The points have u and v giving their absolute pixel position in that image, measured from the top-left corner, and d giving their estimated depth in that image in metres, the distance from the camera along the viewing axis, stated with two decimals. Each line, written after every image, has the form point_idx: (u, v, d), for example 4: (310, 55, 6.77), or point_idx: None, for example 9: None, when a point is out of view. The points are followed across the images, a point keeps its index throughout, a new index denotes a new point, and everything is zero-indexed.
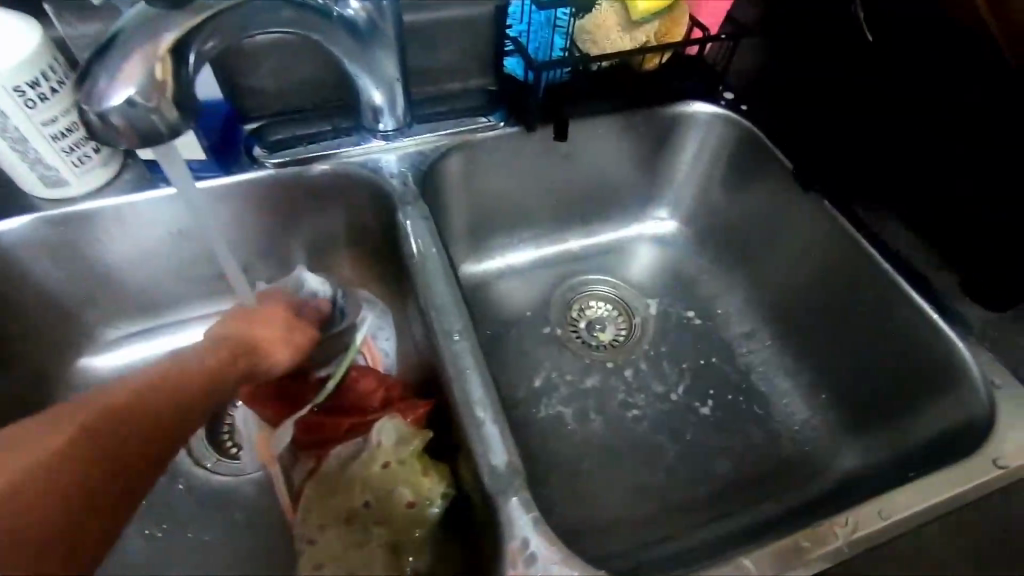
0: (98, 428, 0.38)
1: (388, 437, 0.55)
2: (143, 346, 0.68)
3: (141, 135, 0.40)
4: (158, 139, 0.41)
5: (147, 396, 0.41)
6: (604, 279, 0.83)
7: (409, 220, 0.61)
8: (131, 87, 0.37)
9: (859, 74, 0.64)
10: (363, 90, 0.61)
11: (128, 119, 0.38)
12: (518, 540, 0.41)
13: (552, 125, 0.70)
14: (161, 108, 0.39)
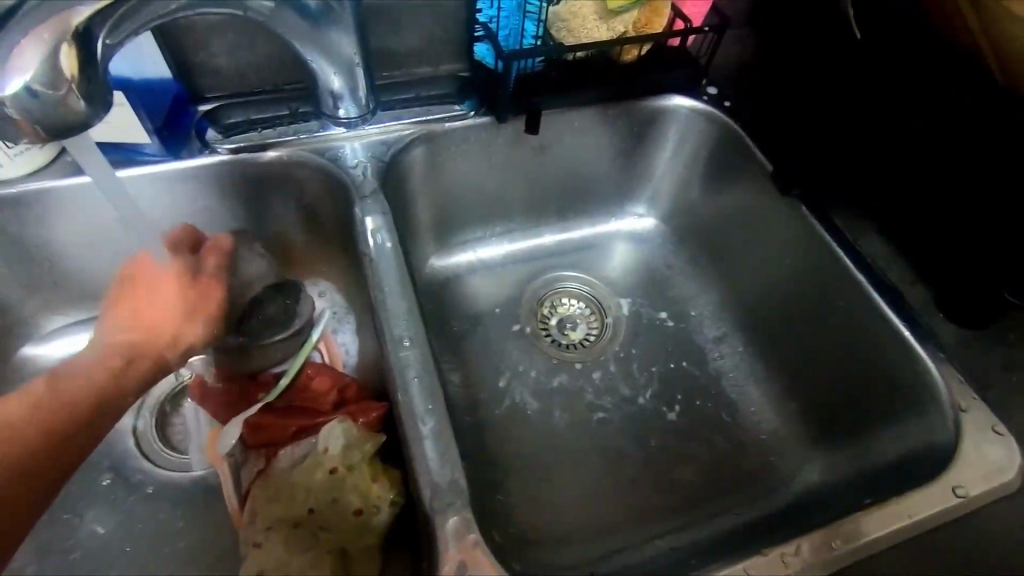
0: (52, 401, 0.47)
1: (336, 442, 0.53)
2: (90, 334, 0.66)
3: (41, 128, 0.38)
4: (63, 133, 0.39)
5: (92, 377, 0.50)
6: (578, 276, 0.80)
7: (368, 215, 0.58)
8: (25, 76, 0.36)
9: (859, 74, 0.59)
10: (321, 75, 0.58)
11: (26, 108, 0.37)
12: (452, 564, 0.40)
13: (524, 117, 0.67)
14: (66, 100, 0.37)
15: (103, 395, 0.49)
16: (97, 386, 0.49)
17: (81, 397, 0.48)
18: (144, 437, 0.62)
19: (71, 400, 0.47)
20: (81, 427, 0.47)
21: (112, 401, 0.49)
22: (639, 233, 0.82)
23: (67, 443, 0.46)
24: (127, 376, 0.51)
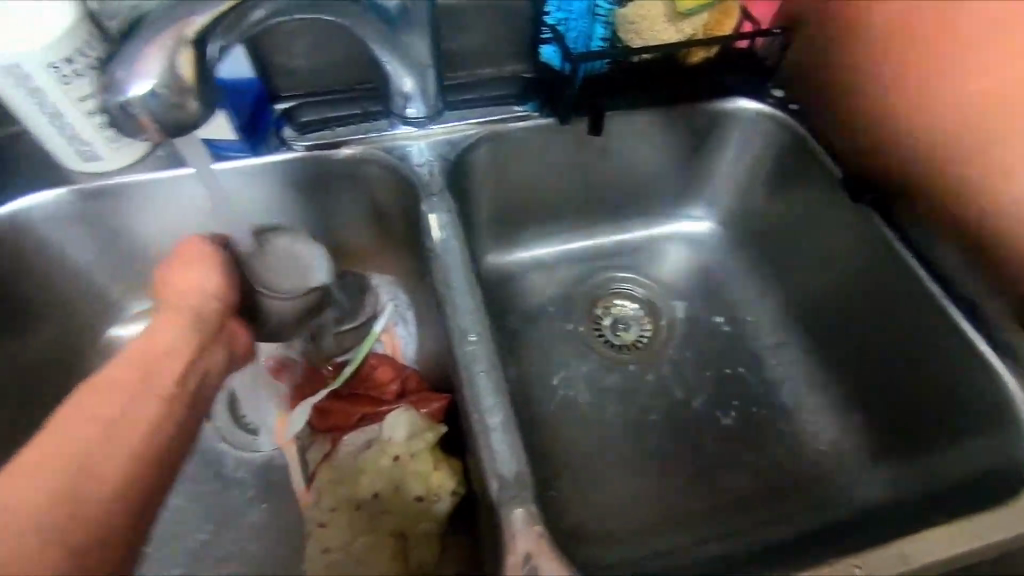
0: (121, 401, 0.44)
1: (400, 431, 0.55)
2: None
3: (160, 129, 0.41)
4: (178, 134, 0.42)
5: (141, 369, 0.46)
6: (633, 278, 0.80)
7: (433, 213, 0.60)
8: (153, 80, 0.39)
9: (862, 67, 0.65)
10: (393, 77, 0.59)
11: (151, 111, 0.40)
12: (518, 555, 0.41)
13: (587, 119, 0.67)
14: (184, 102, 0.40)
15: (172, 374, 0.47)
16: (141, 360, 0.47)
17: (128, 375, 0.45)
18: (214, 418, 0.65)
19: (121, 385, 0.44)
20: (153, 403, 0.45)
21: (160, 367, 0.47)
22: (695, 236, 0.81)
23: (142, 422, 0.44)
24: (171, 345, 0.49)
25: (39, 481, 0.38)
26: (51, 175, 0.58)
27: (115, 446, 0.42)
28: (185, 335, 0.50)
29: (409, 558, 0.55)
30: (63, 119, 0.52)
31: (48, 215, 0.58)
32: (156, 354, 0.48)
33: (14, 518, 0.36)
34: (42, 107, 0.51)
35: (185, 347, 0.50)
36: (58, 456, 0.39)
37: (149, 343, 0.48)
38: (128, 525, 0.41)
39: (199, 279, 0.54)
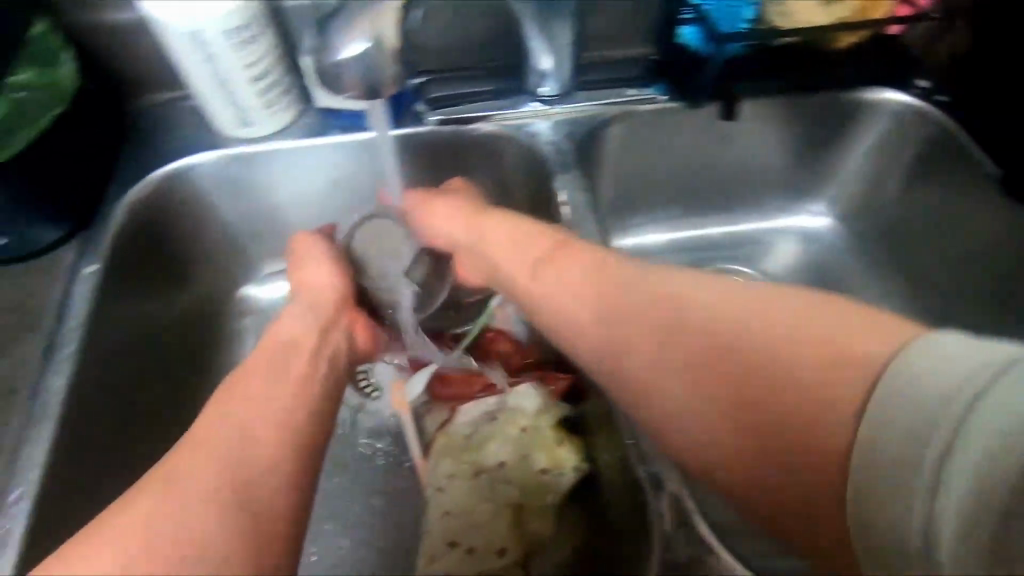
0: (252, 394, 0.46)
1: (527, 404, 0.58)
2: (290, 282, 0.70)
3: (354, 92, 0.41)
4: (376, 95, 0.45)
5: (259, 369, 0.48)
6: (744, 272, 0.78)
7: (566, 191, 0.61)
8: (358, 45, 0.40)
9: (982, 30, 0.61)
10: (533, 54, 0.61)
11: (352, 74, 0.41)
12: (670, 526, 0.42)
13: (720, 103, 0.66)
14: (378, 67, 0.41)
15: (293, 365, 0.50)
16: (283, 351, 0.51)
17: (264, 379, 0.47)
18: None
19: (262, 380, 0.47)
20: (282, 391, 0.47)
21: (287, 360, 0.50)
22: (812, 231, 0.78)
23: (274, 419, 0.45)
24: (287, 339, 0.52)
25: (192, 481, 0.40)
26: (204, 140, 0.61)
27: (256, 438, 0.43)
28: (311, 332, 0.54)
29: (527, 530, 0.55)
30: (230, 84, 0.55)
31: (203, 175, 0.61)
32: (286, 354, 0.51)
33: (177, 512, 0.38)
34: (215, 73, 0.54)
35: (314, 343, 0.53)
36: (205, 454, 0.41)
37: (284, 342, 0.51)
38: (287, 519, 0.41)
39: (312, 277, 0.57)
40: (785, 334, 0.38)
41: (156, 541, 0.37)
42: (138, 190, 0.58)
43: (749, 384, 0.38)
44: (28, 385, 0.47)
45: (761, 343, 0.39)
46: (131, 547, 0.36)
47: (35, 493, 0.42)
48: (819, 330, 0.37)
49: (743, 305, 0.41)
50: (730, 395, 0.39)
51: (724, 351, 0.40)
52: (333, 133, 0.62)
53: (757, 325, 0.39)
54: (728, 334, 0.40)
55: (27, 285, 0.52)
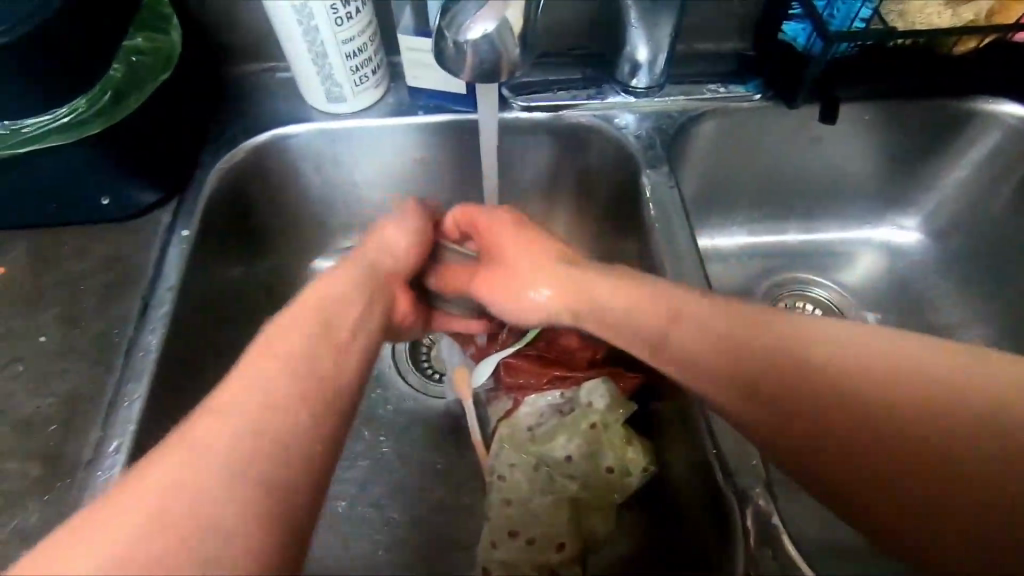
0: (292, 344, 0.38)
1: (598, 400, 0.57)
2: None
3: (477, 74, 0.38)
4: (489, 82, 0.38)
5: (298, 317, 0.41)
6: (822, 282, 0.74)
7: (651, 185, 0.59)
8: (491, 23, 0.36)
9: None
10: (631, 43, 0.59)
11: (477, 54, 0.37)
12: (753, 540, 0.43)
13: (819, 105, 0.64)
14: (508, 48, 0.37)
15: (332, 314, 0.42)
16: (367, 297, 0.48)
17: (298, 334, 0.39)
18: (398, 359, 0.68)
19: (291, 340, 0.39)
20: (321, 347, 0.39)
21: (331, 314, 0.42)
22: (898, 245, 0.74)
23: (300, 382, 0.36)
24: (338, 293, 0.45)
25: (204, 451, 0.31)
26: (295, 113, 0.62)
27: (288, 396, 0.35)
28: (350, 295, 0.46)
29: (589, 529, 0.54)
30: (325, 59, 0.55)
31: (291, 147, 0.62)
32: (318, 312, 0.42)
33: (161, 504, 0.29)
34: (312, 46, 0.54)
35: (360, 305, 0.46)
36: (225, 420, 0.33)
37: (336, 296, 0.45)
38: (293, 514, 0.32)
39: (392, 236, 0.54)
40: (904, 382, 0.36)
41: (151, 517, 0.28)
42: (230, 158, 0.59)
43: (883, 433, 0.35)
44: (126, 341, 0.49)
45: (876, 400, 0.36)
46: (137, 508, 0.29)
47: (131, 446, 0.44)
48: (918, 363, 0.36)
49: (834, 347, 0.38)
50: (873, 438, 0.36)
51: (835, 408, 0.37)
52: (418, 114, 0.62)
53: (859, 369, 0.37)
54: (837, 385, 0.37)
55: (125, 244, 0.54)
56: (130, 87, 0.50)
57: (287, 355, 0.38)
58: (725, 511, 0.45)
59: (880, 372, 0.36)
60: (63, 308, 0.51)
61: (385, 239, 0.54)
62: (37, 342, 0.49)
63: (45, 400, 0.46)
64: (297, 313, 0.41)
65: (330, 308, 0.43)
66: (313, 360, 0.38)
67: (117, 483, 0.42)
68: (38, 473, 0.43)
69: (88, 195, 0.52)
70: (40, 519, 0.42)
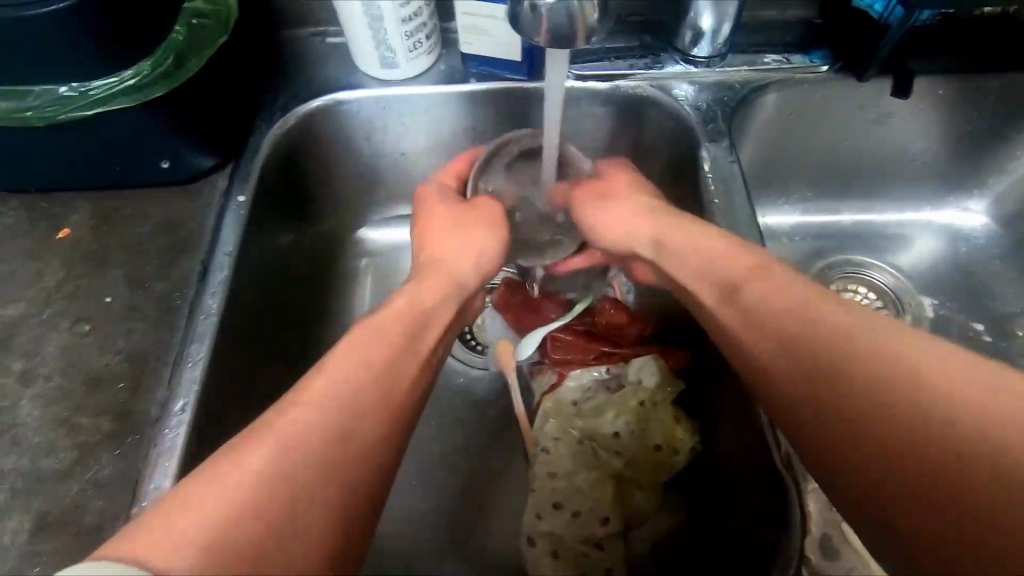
0: (379, 348, 0.40)
1: (648, 377, 0.56)
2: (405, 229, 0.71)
3: (554, 38, 0.36)
4: (561, 48, 0.37)
5: (386, 321, 0.42)
6: (878, 266, 0.72)
7: (710, 159, 0.57)
8: None
9: None
10: (695, 10, 0.57)
11: (554, 16, 0.35)
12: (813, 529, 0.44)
13: (891, 78, 0.60)
14: (587, 10, 0.35)
15: (413, 320, 0.44)
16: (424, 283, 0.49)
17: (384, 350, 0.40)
18: None
19: (378, 346, 0.40)
20: (411, 358, 0.41)
21: (424, 323, 0.45)
22: (961, 228, 0.71)
23: (378, 399, 0.37)
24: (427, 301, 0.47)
25: (290, 438, 0.32)
26: (347, 79, 0.61)
27: (381, 399, 0.37)
28: (426, 309, 0.47)
29: (631, 505, 0.54)
30: (381, 24, 0.54)
31: (343, 114, 0.61)
32: (408, 329, 0.43)
33: (237, 500, 0.29)
34: (368, 10, 0.53)
35: (436, 318, 0.47)
36: (314, 406, 0.34)
37: (426, 316, 0.46)
38: (354, 526, 0.33)
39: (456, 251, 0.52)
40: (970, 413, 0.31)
41: (226, 506, 0.29)
42: (283, 124, 0.59)
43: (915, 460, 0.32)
44: (188, 303, 0.50)
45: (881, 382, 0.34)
46: (232, 492, 0.29)
47: (195, 405, 0.45)
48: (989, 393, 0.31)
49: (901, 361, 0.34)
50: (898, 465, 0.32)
51: (860, 409, 0.35)
52: (471, 81, 0.61)
53: (913, 388, 0.33)
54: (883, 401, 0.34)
55: (184, 208, 0.55)
56: (191, 49, 0.49)
57: (367, 365, 0.38)
58: (785, 511, 0.43)
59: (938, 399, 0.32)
60: (127, 269, 0.52)
61: (452, 245, 0.53)
62: (102, 302, 0.51)
63: (113, 358, 0.48)
64: (385, 319, 0.43)
65: (420, 330, 0.44)
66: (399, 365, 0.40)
67: (183, 440, 0.43)
68: (109, 428, 0.45)
69: (149, 158, 0.52)
70: (113, 471, 0.43)
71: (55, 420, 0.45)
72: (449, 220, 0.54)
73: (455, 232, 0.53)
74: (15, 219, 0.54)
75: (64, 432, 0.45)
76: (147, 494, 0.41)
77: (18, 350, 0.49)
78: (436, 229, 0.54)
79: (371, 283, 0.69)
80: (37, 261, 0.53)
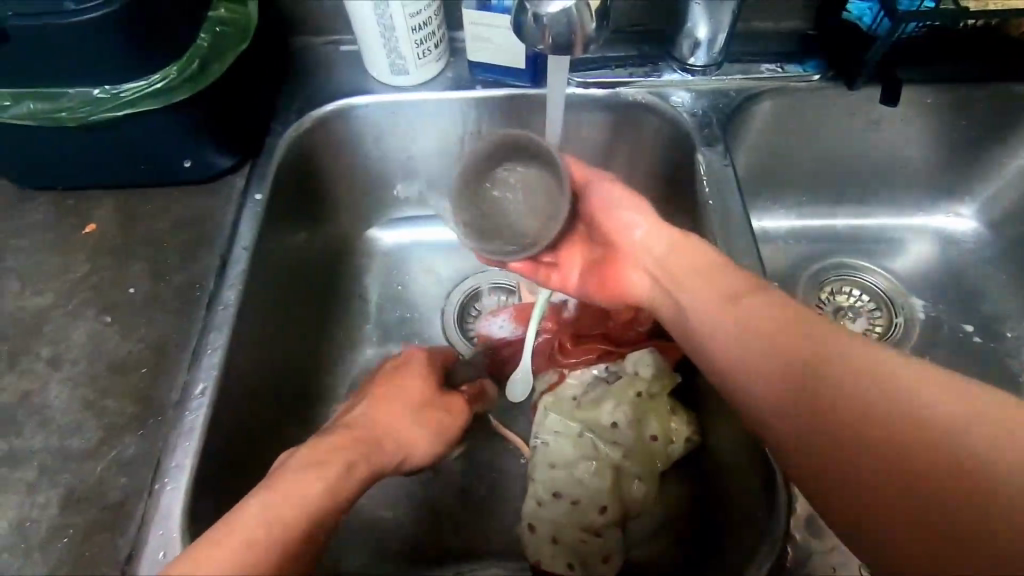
0: (352, 450, 0.43)
1: (644, 369, 0.59)
2: (412, 231, 0.74)
3: (554, 47, 0.38)
4: (562, 55, 0.39)
5: (359, 433, 0.45)
6: (871, 269, 0.74)
7: (705, 163, 0.59)
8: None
9: None
10: (692, 21, 0.60)
11: (554, 28, 0.38)
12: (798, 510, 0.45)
13: (881, 88, 0.63)
14: (585, 24, 0.38)
15: (395, 442, 0.48)
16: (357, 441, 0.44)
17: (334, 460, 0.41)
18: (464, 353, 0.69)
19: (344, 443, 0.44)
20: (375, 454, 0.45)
21: (390, 431, 0.48)
22: (953, 232, 0.74)
23: (350, 485, 0.41)
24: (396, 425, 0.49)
25: (240, 533, 0.34)
26: (358, 85, 0.64)
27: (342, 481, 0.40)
28: (338, 478, 0.40)
29: (629, 496, 0.56)
30: (392, 33, 0.57)
31: (354, 119, 0.64)
32: (309, 514, 0.37)
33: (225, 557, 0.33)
34: (380, 20, 0.56)
35: (351, 493, 0.41)
36: (261, 502, 0.36)
37: (337, 490, 0.39)
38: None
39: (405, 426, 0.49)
40: (941, 414, 0.34)
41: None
42: (298, 128, 0.62)
43: (880, 450, 0.35)
44: (207, 294, 0.52)
45: (900, 406, 0.35)
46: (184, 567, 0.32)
47: (214, 390, 0.47)
48: (957, 405, 0.34)
49: (896, 369, 0.37)
50: (850, 452, 0.36)
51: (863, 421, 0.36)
52: (477, 88, 0.64)
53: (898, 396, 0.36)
54: (885, 417, 0.35)
55: (204, 205, 0.58)
56: (212, 56, 0.52)
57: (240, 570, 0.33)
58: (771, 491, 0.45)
59: (914, 413, 0.35)
60: (149, 262, 0.55)
61: (403, 427, 0.49)
62: (126, 293, 0.53)
63: (136, 346, 0.50)
64: (354, 429, 0.46)
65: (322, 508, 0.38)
66: (365, 462, 0.43)
67: (203, 422, 0.46)
68: (133, 410, 0.47)
69: (173, 158, 0.55)
70: (136, 450, 0.46)
71: (81, 403, 0.48)
72: (424, 396, 0.52)
73: (407, 409, 0.51)
74: (43, 215, 0.57)
75: (91, 413, 0.47)
76: (169, 471, 0.44)
77: (47, 337, 0.51)
78: (386, 400, 0.50)
79: (379, 281, 0.71)
80: (64, 255, 0.56)
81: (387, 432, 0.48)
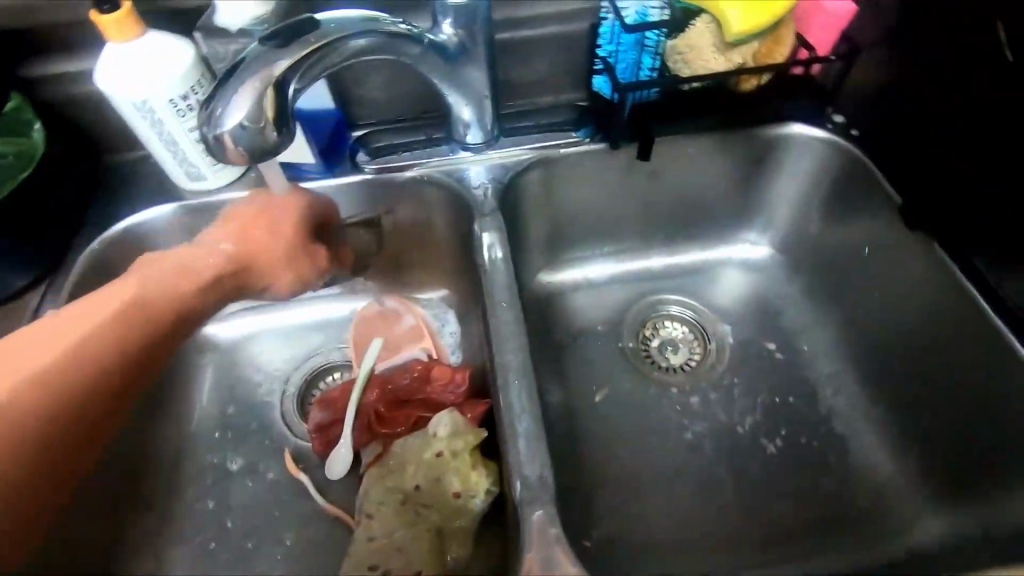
0: (160, 308, 0.52)
1: (444, 428, 0.60)
2: (254, 319, 0.77)
3: (244, 153, 0.48)
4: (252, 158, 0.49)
5: (169, 282, 0.53)
6: (684, 302, 0.79)
7: (485, 232, 0.65)
8: (241, 113, 0.46)
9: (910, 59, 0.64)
10: (452, 106, 0.65)
11: (236, 138, 0.47)
12: (537, 552, 0.45)
13: (638, 142, 0.70)
14: (266, 128, 0.48)
15: (219, 281, 0.55)
16: (246, 263, 0.57)
17: (103, 309, 0.50)
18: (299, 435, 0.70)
19: (165, 291, 0.52)
20: (181, 299, 0.53)
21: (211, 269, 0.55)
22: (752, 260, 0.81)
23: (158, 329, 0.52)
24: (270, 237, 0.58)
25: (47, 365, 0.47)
26: (163, 195, 0.68)
27: (148, 331, 0.51)
28: (144, 321, 0.51)
29: (445, 556, 0.57)
30: (178, 146, 0.62)
31: (159, 226, 0.68)
32: (101, 345, 0.49)
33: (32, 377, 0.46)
34: (161, 136, 0.60)
35: (163, 330, 0.52)
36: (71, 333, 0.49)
37: (135, 336, 0.50)
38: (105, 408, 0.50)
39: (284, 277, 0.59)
40: None
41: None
42: (105, 240, 0.65)
43: None
44: None
45: None
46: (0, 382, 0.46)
47: None
48: None
49: None
50: None
51: None
52: None
53: None
54: None
55: None
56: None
57: (39, 378, 0.47)
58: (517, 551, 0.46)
59: None
60: None
61: (273, 260, 0.58)
62: None
63: None
64: (227, 250, 0.56)
65: (115, 345, 0.49)
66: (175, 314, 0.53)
67: None
68: None
69: None
70: None
71: None
72: (262, 250, 0.57)
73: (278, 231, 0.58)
74: None
75: None
76: None
77: None
78: (259, 225, 0.58)
79: (216, 374, 0.74)
80: None
81: (265, 258, 0.58)
